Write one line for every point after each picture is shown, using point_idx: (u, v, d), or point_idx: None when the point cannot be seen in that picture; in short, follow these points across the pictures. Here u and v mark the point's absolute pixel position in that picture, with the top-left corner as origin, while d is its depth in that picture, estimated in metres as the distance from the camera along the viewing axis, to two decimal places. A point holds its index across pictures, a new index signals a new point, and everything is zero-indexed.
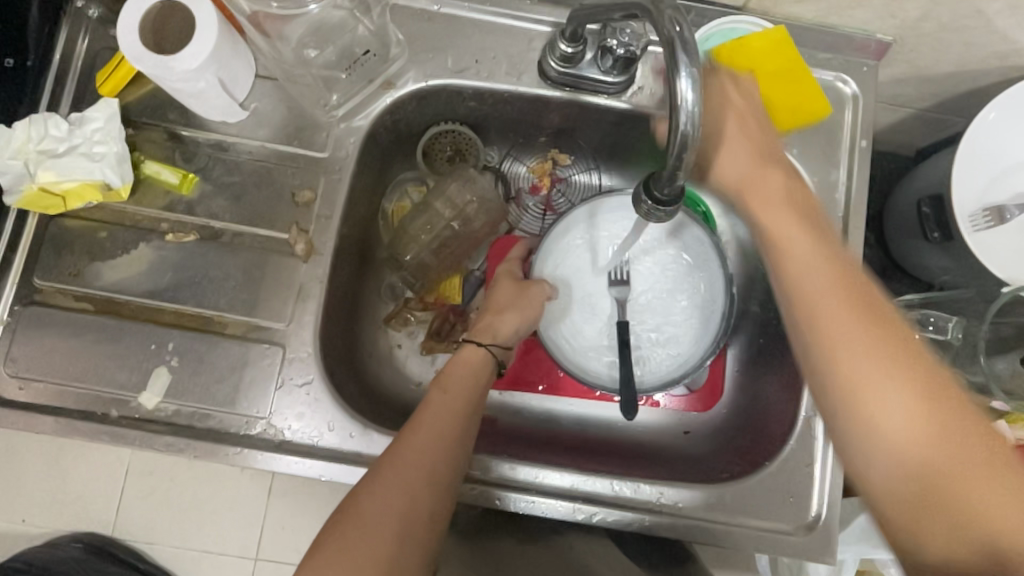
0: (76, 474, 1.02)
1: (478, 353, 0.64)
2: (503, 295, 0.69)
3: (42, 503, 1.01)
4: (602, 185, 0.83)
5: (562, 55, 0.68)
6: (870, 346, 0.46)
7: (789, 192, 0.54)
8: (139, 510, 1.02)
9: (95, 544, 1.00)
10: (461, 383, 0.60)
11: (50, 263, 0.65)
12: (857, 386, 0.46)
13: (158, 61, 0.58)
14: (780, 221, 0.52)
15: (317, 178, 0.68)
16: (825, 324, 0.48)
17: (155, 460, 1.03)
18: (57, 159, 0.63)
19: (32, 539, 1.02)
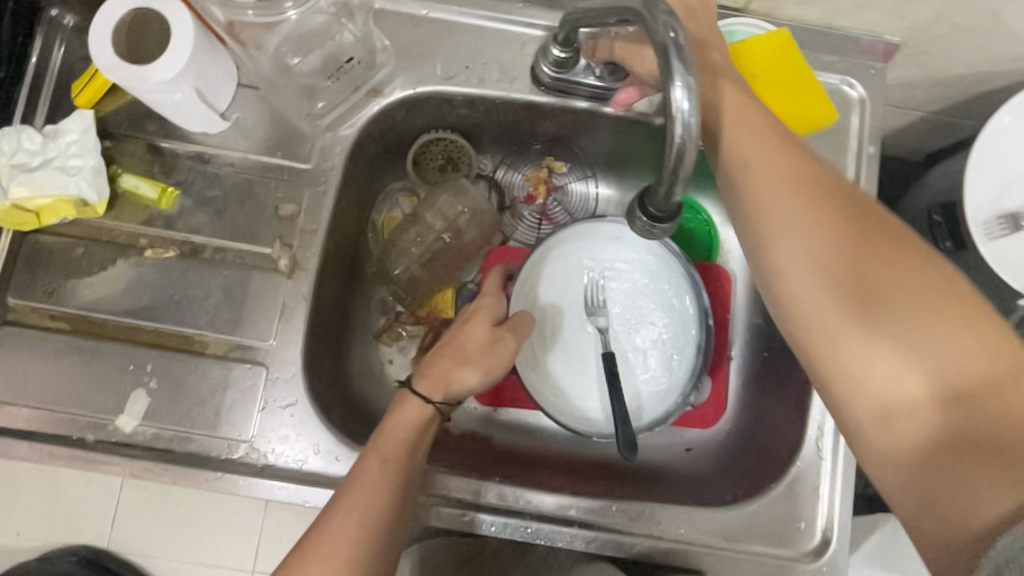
0: (69, 488, 1.00)
1: (418, 405, 0.58)
2: (467, 339, 0.60)
3: (33, 519, 0.99)
4: (599, 194, 0.81)
5: (555, 60, 0.65)
6: (830, 226, 0.45)
7: (740, 96, 0.52)
8: (131, 526, 1.00)
9: (92, 558, 0.97)
10: (399, 447, 0.56)
11: (24, 283, 0.63)
12: (823, 292, 0.44)
13: (130, 72, 0.55)
14: (738, 148, 0.50)
15: (301, 191, 0.66)
16: (788, 234, 0.46)
17: None
18: (30, 174, 0.61)
19: (25, 553, 0.99)
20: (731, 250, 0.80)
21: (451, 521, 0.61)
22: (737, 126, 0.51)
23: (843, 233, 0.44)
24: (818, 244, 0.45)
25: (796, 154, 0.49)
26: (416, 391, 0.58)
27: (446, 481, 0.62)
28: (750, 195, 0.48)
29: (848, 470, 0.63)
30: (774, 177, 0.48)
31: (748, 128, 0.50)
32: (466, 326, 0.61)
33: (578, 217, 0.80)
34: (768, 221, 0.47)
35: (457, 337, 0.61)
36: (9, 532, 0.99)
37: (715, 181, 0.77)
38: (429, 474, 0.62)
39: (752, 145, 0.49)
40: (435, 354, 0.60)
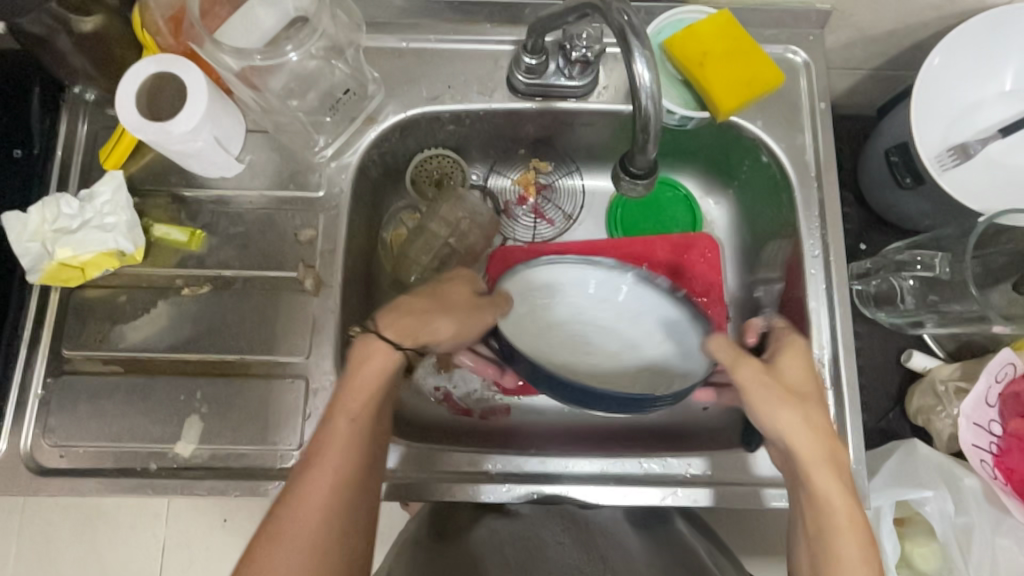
0: (111, 557, 1.00)
1: (377, 377, 0.57)
2: (447, 296, 0.64)
3: None
4: (585, 185, 0.88)
5: (526, 68, 0.72)
6: (840, 487, 0.55)
7: (810, 408, 0.59)
8: None
9: None
10: (365, 419, 0.56)
11: (75, 334, 0.68)
12: (833, 487, 0.55)
13: (156, 128, 0.62)
14: (779, 396, 0.58)
15: (317, 217, 0.72)
16: (818, 451, 0.56)
17: (188, 531, 1.02)
18: (72, 235, 0.66)
19: None
20: (713, 219, 0.86)
21: (496, 495, 0.67)
22: (794, 363, 0.61)
23: (838, 459, 0.57)
24: (831, 467, 0.56)
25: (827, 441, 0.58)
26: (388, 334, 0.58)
27: (485, 458, 0.68)
28: (781, 422, 0.58)
29: (851, 394, 0.68)
30: (806, 416, 0.58)
31: (801, 409, 0.58)
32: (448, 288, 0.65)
33: (569, 211, 0.87)
34: (796, 440, 0.57)
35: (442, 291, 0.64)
36: None
37: (687, 158, 0.84)
38: (471, 454, 0.68)
39: (806, 421, 0.57)
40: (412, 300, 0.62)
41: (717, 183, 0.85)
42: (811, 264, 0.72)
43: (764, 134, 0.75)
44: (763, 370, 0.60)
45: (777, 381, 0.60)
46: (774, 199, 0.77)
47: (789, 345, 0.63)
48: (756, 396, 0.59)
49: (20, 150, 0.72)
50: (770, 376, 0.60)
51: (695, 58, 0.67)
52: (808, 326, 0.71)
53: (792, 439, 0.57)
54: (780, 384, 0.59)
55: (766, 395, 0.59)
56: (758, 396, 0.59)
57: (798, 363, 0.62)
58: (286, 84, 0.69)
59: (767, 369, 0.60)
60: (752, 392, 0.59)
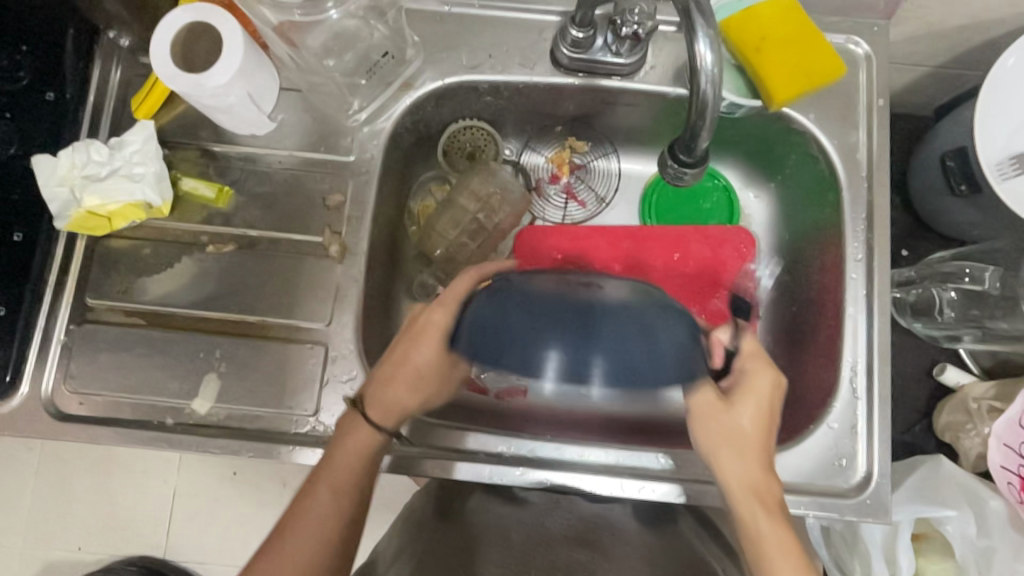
0: (124, 499, 1.02)
1: (355, 458, 0.59)
2: (426, 372, 0.61)
3: (94, 531, 1.02)
4: (621, 167, 0.85)
5: (572, 41, 0.69)
6: (784, 541, 0.53)
7: (761, 456, 0.57)
8: (189, 531, 1.03)
9: (151, 567, 1.00)
10: (353, 480, 0.58)
11: (99, 284, 0.68)
12: (762, 526, 0.54)
13: (190, 80, 0.61)
14: (729, 444, 0.56)
15: (345, 183, 0.71)
16: (744, 496, 0.55)
17: (199, 481, 1.03)
18: (101, 183, 0.66)
19: (86, 567, 1.02)
20: (751, 213, 0.83)
21: (508, 478, 0.67)
22: (745, 401, 0.57)
23: (771, 500, 0.56)
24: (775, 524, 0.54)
25: (771, 486, 0.56)
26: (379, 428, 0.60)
27: (499, 442, 0.69)
28: (734, 477, 0.56)
29: (883, 407, 0.66)
30: (751, 461, 0.56)
31: (746, 459, 0.56)
32: (411, 366, 0.60)
33: (602, 193, 0.85)
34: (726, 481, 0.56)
35: (423, 369, 0.61)
36: (70, 547, 1.01)
37: (729, 148, 0.80)
38: (487, 435, 0.69)
39: (746, 461, 0.56)
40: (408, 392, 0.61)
41: (758, 176, 0.82)
42: (853, 268, 0.69)
43: (815, 128, 0.71)
44: (717, 411, 0.57)
45: (721, 418, 0.57)
46: (818, 197, 0.74)
47: (749, 381, 0.59)
48: (704, 441, 0.57)
49: (52, 93, 0.69)
50: (723, 419, 0.57)
51: (752, 44, 0.64)
52: (842, 331, 0.68)
53: (720, 473, 0.57)
54: (734, 428, 0.57)
55: (707, 437, 0.57)
56: (711, 440, 0.57)
57: (752, 400, 0.58)
58: (323, 42, 0.68)
59: (720, 411, 0.57)
60: (706, 433, 0.57)
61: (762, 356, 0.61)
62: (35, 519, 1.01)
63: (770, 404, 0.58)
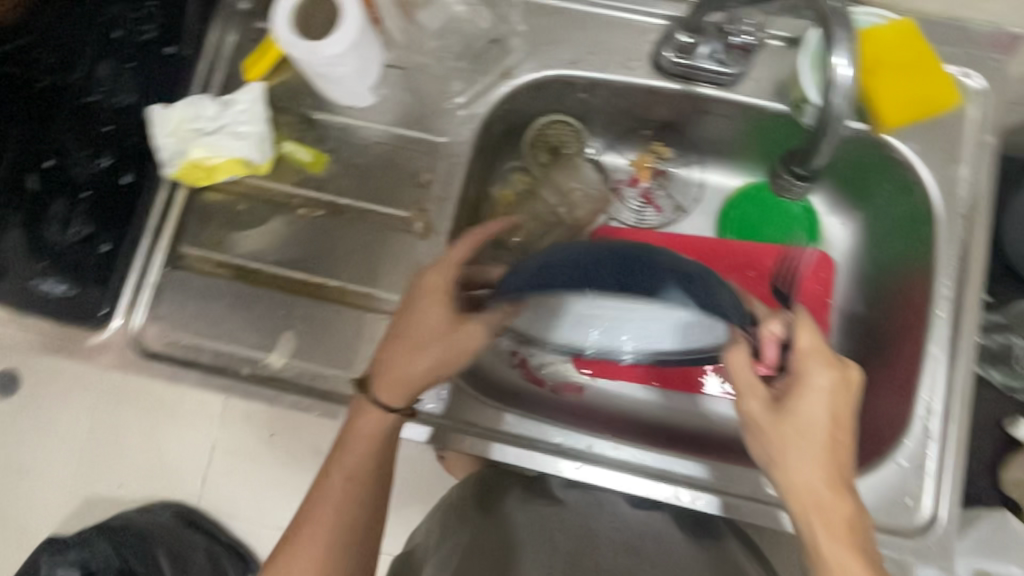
0: (145, 446, 0.97)
1: (367, 445, 0.61)
2: (427, 339, 0.60)
3: (137, 475, 0.97)
4: (705, 178, 0.84)
5: (680, 46, 0.70)
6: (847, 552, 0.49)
7: (829, 465, 0.53)
8: (228, 489, 0.98)
9: (185, 514, 0.98)
10: (363, 458, 0.61)
11: (196, 233, 0.71)
12: (823, 541, 0.50)
13: (308, 46, 0.63)
14: (791, 454, 0.53)
15: (437, 162, 0.72)
16: (808, 508, 0.52)
17: (237, 438, 0.97)
18: (208, 137, 0.69)
19: (122, 505, 0.99)
20: (832, 239, 0.82)
21: (566, 471, 0.68)
22: (801, 404, 0.54)
23: (838, 514, 0.51)
24: (837, 535, 0.50)
25: (836, 499, 0.52)
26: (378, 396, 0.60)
27: (558, 434, 0.70)
28: (795, 485, 0.53)
29: (958, 450, 0.64)
30: (819, 474, 0.52)
31: (809, 469, 0.52)
32: (405, 331, 0.61)
33: (680, 201, 0.84)
34: (783, 492, 0.53)
35: (423, 334, 0.61)
36: (111, 484, 0.99)
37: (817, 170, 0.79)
38: (546, 426, 0.70)
39: (807, 469, 0.52)
40: (405, 354, 0.60)
41: (845, 202, 0.80)
42: (940, 306, 0.67)
43: (917, 159, 0.69)
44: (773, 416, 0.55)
45: (779, 425, 0.54)
46: (908, 231, 0.72)
47: (807, 383, 0.55)
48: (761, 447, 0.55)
49: (172, 47, 0.73)
50: (780, 426, 0.54)
51: (867, 66, 0.66)
52: (922, 368, 0.67)
53: (777, 484, 0.54)
54: (792, 435, 0.53)
55: (766, 442, 0.55)
56: (770, 447, 0.54)
57: (809, 405, 0.54)
58: (438, 26, 0.74)
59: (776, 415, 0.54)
60: (765, 440, 0.55)
61: (824, 353, 0.55)
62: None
63: (836, 406, 0.54)
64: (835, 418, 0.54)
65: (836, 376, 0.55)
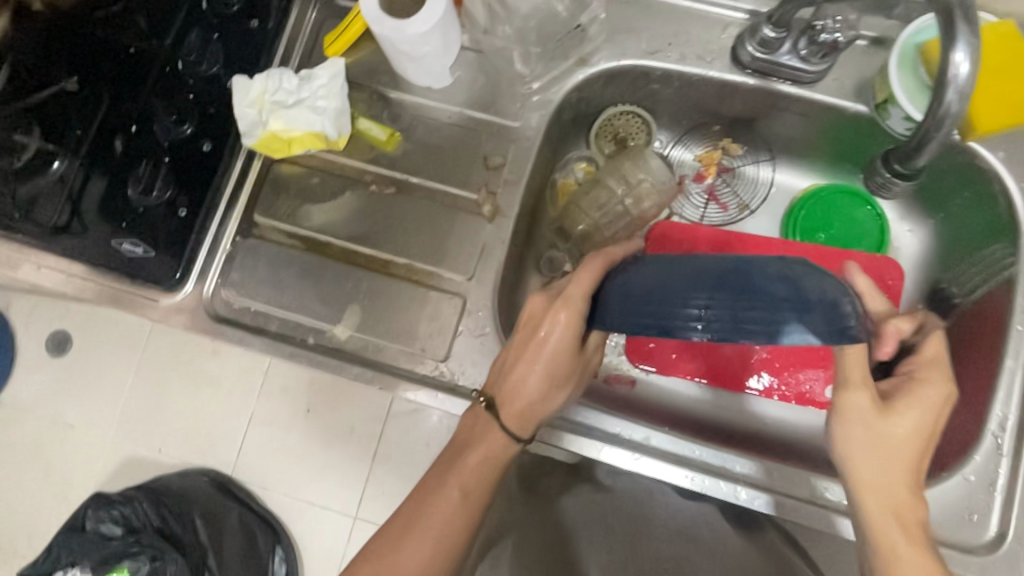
0: (165, 404, 0.82)
1: (481, 467, 0.59)
2: (535, 381, 0.59)
3: (176, 435, 0.82)
4: (775, 177, 0.84)
5: (762, 40, 0.68)
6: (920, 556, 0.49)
7: (912, 467, 0.53)
8: (262, 448, 0.81)
9: (224, 482, 0.80)
10: (479, 471, 0.59)
11: (269, 203, 0.73)
12: (899, 542, 0.50)
13: (392, 24, 0.63)
14: (879, 447, 0.53)
15: (508, 146, 0.73)
16: (884, 508, 0.52)
17: (274, 402, 0.82)
18: (287, 110, 0.71)
19: (145, 471, 0.82)
20: (902, 246, 0.80)
21: (622, 462, 0.68)
22: (907, 407, 0.54)
23: (913, 519, 0.52)
24: (908, 534, 0.50)
25: (913, 502, 0.52)
26: (505, 428, 0.60)
27: (619, 428, 0.70)
28: (873, 477, 0.53)
29: None
30: (901, 471, 0.52)
31: (896, 465, 0.52)
32: (533, 368, 0.59)
33: (747, 199, 0.83)
34: (862, 487, 0.53)
35: (540, 361, 0.58)
36: (152, 446, 0.82)
37: None
38: (602, 415, 0.70)
39: (890, 466, 0.52)
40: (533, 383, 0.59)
41: (918, 209, 0.79)
42: (1020, 320, 0.65)
43: (1002, 167, 0.68)
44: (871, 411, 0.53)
45: (876, 420, 0.53)
46: (984, 242, 0.70)
47: (917, 390, 0.55)
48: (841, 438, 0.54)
49: (257, 21, 0.74)
50: (877, 422, 0.53)
51: None
52: (996, 383, 0.65)
53: (855, 474, 0.53)
54: (890, 433, 0.53)
55: (853, 432, 0.53)
56: (855, 438, 0.53)
57: (915, 411, 0.54)
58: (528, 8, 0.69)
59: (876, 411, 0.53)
60: (848, 429, 0.54)
61: (943, 366, 0.57)
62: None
63: (937, 415, 0.55)
64: (932, 426, 0.54)
65: (946, 390, 0.55)
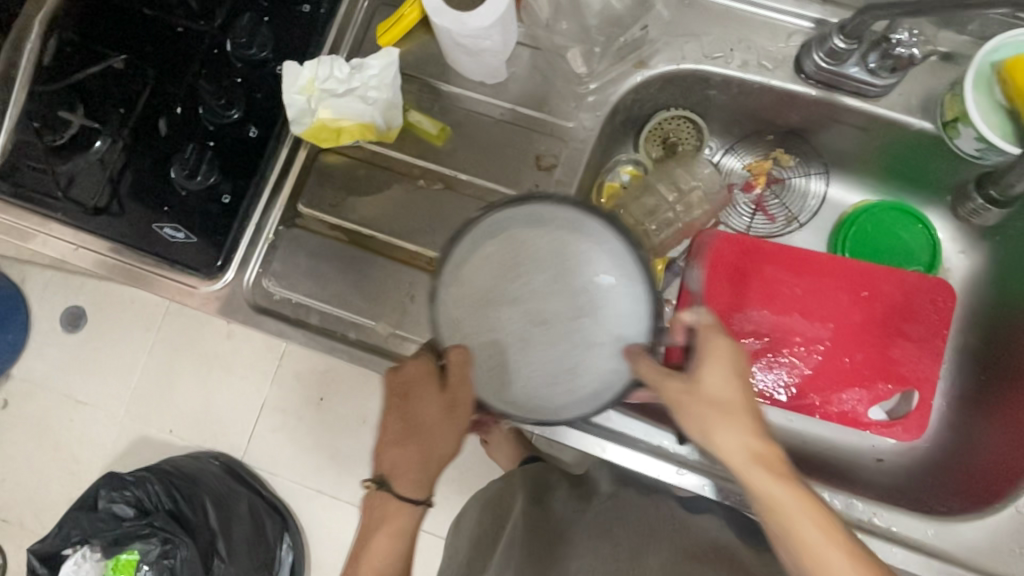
0: (223, 397, 1.08)
1: (388, 546, 0.55)
2: (405, 438, 0.56)
3: (189, 419, 1.09)
4: (827, 191, 0.82)
5: (830, 51, 0.66)
6: (814, 530, 0.44)
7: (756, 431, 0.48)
8: (270, 442, 1.08)
9: (232, 466, 1.06)
10: (386, 554, 0.55)
11: (314, 193, 0.71)
12: (803, 521, 0.44)
13: (455, 16, 0.61)
14: (713, 416, 0.49)
15: (561, 146, 0.71)
16: (769, 480, 0.46)
17: (287, 398, 1.08)
18: (336, 100, 0.68)
19: (172, 449, 1.10)
20: (952, 268, 0.80)
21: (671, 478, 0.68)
22: (713, 367, 0.51)
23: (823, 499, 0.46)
24: (811, 514, 0.45)
25: (773, 466, 0.47)
26: (398, 501, 0.55)
27: (621, 428, 0.69)
28: (727, 454, 0.48)
29: None
30: (748, 435, 0.48)
31: (738, 433, 0.48)
32: (400, 433, 0.56)
33: (795, 211, 0.82)
34: (749, 469, 0.47)
35: (400, 421, 0.56)
36: (163, 428, 1.10)
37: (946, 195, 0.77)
38: (651, 427, 0.70)
39: (733, 431, 0.48)
40: (401, 449, 0.56)
41: (971, 232, 0.78)
42: None
43: None
44: (685, 392, 0.51)
45: (682, 391, 0.51)
46: None
47: (702, 347, 0.52)
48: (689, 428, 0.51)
49: (308, 6, 0.73)
50: (696, 400, 0.50)
51: None
52: None
53: (727, 457, 0.48)
54: (705, 407, 0.50)
55: (688, 417, 0.51)
56: (694, 424, 0.50)
57: (721, 366, 0.51)
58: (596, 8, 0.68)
59: (690, 387, 0.51)
60: (686, 413, 0.50)
61: (717, 325, 0.53)
62: (137, 394, 1.10)
63: (739, 367, 0.51)
64: (735, 375, 0.51)
65: (716, 338, 0.52)
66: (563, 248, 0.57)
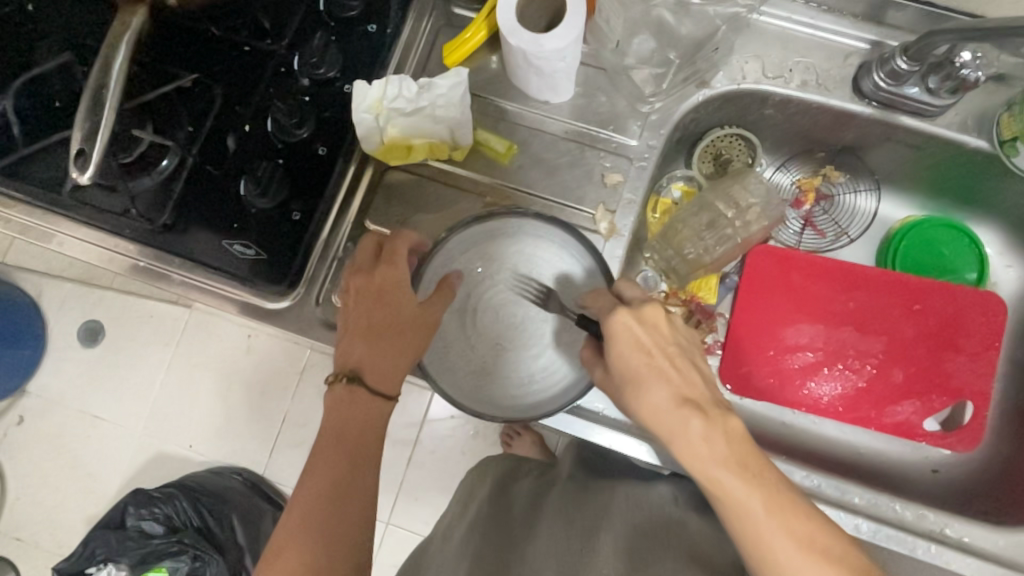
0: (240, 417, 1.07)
1: (358, 433, 0.57)
2: (380, 330, 0.59)
3: (207, 433, 1.08)
4: (878, 207, 0.83)
5: (891, 72, 0.67)
6: (719, 469, 0.46)
7: (673, 394, 0.49)
8: (291, 458, 1.07)
9: (254, 481, 1.05)
10: (349, 447, 0.56)
11: (382, 210, 0.74)
12: (706, 462, 0.46)
13: (530, 38, 0.63)
14: (629, 391, 0.51)
15: (626, 163, 0.72)
16: (697, 450, 0.46)
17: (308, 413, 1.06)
18: (406, 118, 0.69)
19: (194, 465, 1.08)
20: (999, 282, 0.82)
21: None
22: (620, 347, 0.52)
23: (726, 438, 0.47)
24: (715, 460, 0.46)
25: (680, 417, 0.48)
26: (371, 391, 0.57)
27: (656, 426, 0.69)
28: (648, 419, 0.50)
29: None
30: (658, 400, 0.49)
31: (654, 397, 0.49)
32: (377, 325, 0.59)
33: (845, 226, 0.83)
34: (676, 442, 0.47)
35: (375, 314, 0.59)
36: (183, 443, 1.08)
37: (990, 211, 0.80)
38: None
39: (647, 399, 0.49)
40: (370, 344, 0.58)
41: (1018, 248, 0.80)
42: None
43: None
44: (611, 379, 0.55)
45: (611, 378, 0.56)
46: None
47: (608, 329, 0.53)
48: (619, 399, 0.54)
49: (375, 26, 0.73)
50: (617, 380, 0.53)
51: None
52: None
53: (658, 433, 0.49)
54: (624, 384, 0.52)
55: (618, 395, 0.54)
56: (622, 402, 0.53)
57: (627, 346, 0.51)
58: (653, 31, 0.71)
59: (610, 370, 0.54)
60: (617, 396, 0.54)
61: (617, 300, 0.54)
62: (157, 409, 1.09)
63: (645, 339, 0.51)
64: (640, 346, 0.51)
65: (614, 318, 0.52)
66: (516, 250, 0.67)
